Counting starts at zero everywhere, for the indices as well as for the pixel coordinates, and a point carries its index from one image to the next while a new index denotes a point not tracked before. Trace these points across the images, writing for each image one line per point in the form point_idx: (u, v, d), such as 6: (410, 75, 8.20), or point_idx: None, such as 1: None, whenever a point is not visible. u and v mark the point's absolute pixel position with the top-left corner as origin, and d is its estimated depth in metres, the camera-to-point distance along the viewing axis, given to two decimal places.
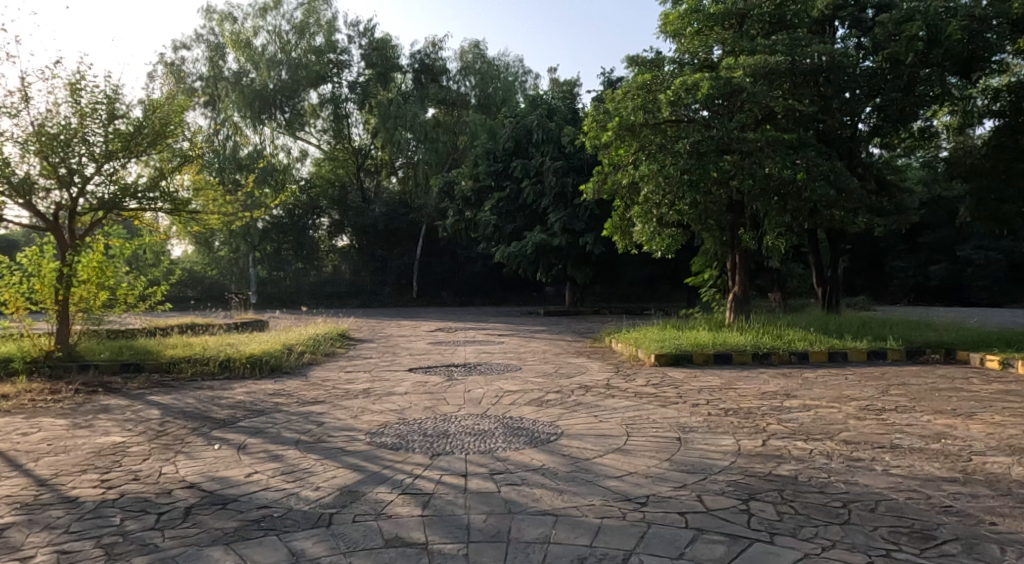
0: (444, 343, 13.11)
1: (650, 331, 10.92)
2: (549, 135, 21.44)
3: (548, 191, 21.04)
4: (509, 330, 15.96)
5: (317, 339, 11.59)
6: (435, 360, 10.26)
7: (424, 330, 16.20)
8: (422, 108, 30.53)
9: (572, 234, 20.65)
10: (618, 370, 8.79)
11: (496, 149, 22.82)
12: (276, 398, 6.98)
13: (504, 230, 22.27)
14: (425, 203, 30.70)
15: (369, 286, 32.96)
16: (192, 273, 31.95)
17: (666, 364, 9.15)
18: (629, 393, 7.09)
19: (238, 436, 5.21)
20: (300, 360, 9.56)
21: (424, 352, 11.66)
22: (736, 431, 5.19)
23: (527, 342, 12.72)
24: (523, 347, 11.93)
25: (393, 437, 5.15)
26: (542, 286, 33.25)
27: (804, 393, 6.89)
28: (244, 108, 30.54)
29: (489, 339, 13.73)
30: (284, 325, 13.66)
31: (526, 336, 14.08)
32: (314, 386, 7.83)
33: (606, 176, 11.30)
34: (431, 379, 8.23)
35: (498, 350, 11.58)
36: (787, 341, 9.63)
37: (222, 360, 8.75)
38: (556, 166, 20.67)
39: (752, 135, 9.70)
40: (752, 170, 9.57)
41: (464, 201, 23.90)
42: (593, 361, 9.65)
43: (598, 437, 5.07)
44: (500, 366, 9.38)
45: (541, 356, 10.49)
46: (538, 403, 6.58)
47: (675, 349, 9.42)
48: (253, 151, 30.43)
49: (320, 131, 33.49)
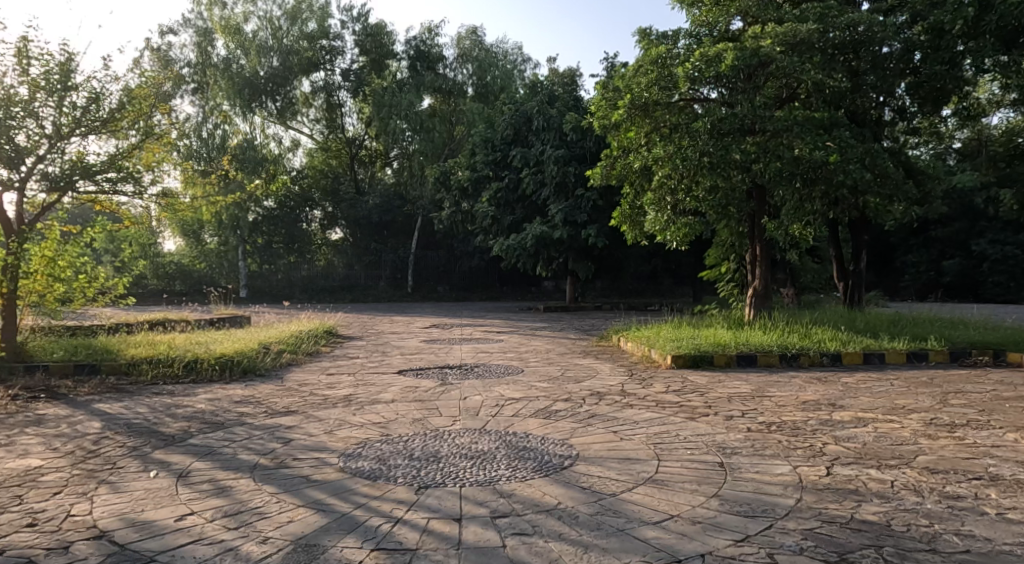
0: (439, 341, 12.18)
1: (662, 329, 10.03)
2: (551, 122, 20.45)
3: (549, 181, 20.09)
4: (508, 327, 15.03)
5: (300, 338, 10.63)
6: (428, 361, 9.32)
7: (417, 327, 15.28)
8: (418, 96, 29.57)
9: (573, 226, 19.73)
10: (631, 373, 7.88)
11: (494, 137, 21.89)
12: (242, 407, 6.04)
13: (503, 222, 21.32)
14: (420, 194, 29.81)
15: (362, 280, 32.09)
16: (180, 266, 31.06)
17: (684, 367, 8.26)
18: (649, 402, 6.17)
19: (182, 459, 4.27)
20: (279, 362, 8.62)
21: (417, 351, 10.73)
22: (790, 455, 4.27)
23: (527, 341, 11.79)
24: (524, 346, 10.98)
25: (373, 462, 4.23)
26: (541, 280, 32.35)
27: (851, 403, 5.99)
28: (234, 96, 29.54)
29: (486, 337, 12.80)
30: (266, 322, 12.71)
31: (527, 334, 13.15)
32: (288, 392, 6.89)
33: (616, 160, 10.42)
34: (422, 384, 7.30)
35: (497, 349, 10.65)
36: (816, 342, 8.74)
37: (187, 361, 7.80)
38: (557, 155, 19.71)
39: (779, 114, 8.78)
40: (779, 152, 8.65)
41: (460, 192, 22.99)
42: (602, 363, 8.73)
43: (622, 462, 4.17)
44: (499, 368, 8.45)
45: (544, 357, 9.55)
46: (546, 414, 5.65)
47: (693, 349, 8.52)
48: (243, 141, 29.46)
49: (312, 120, 32.50)
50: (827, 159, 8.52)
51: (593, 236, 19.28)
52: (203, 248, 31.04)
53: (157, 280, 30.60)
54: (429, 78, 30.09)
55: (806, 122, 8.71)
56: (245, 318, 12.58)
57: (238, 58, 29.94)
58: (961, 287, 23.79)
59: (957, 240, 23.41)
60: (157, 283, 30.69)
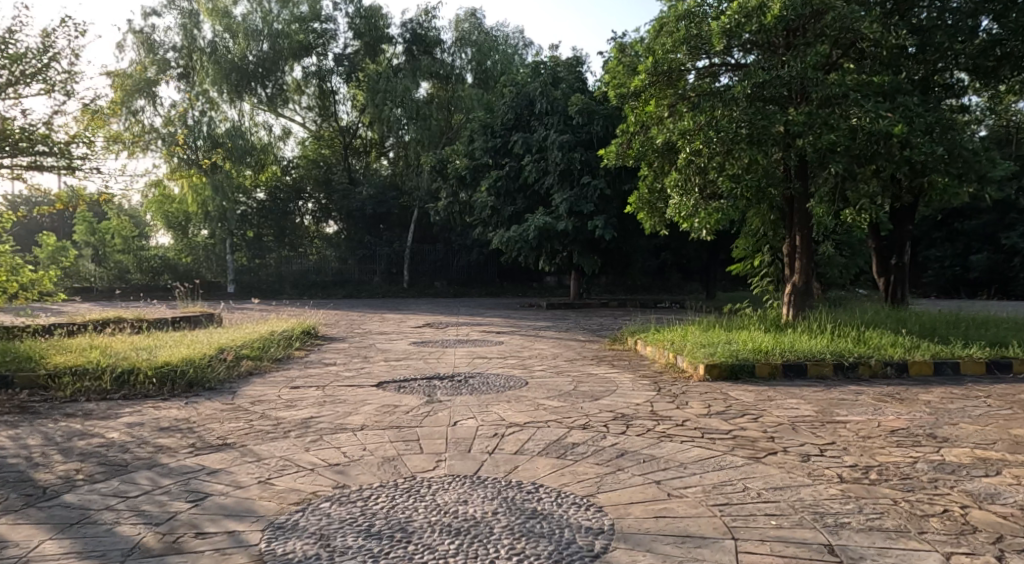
0: (430, 343, 10.81)
1: (688, 331, 8.70)
2: (555, 106, 19.04)
3: (552, 169, 18.71)
4: (508, 326, 13.66)
5: (269, 340, 9.25)
6: (417, 369, 7.95)
7: (409, 326, 13.91)
8: (414, 82, 28.20)
9: (579, 217, 18.39)
10: (659, 388, 6.51)
11: (494, 123, 20.49)
12: (164, 438, 4.65)
13: (503, 213, 19.94)
14: (416, 185, 28.43)
15: (356, 276, 30.65)
16: (166, 260, 29.67)
17: (720, 379, 6.93)
18: (692, 430, 4.78)
19: (29, 536, 2.90)
20: (236, 373, 7.24)
21: (405, 355, 9.37)
22: (926, 533, 2.89)
23: (531, 343, 10.41)
24: (527, 351, 9.60)
25: (310, 543, 2.83)
26: (543, 275, 30.98)
27: (957, 434, 4.59)
28: (221, 81, 28.08)
29: (485, 338, 11.41)
30: (235, 322, 11.30)
31: (529, 335, 11.77)
32: (236, 413, 5.51)
33: (634, 137, 9.08)
34: (403, 403, 5.91)
35: (496, 354, 9.27)
36: (875, 348, 7.38)
37: (119, 372, 6.42)
38: (561, 140, 18.28)
39: (833, 76, 7.41)
40: (833, 121, 7.27)
41: (457, 181, 21.62)
42: (622, 374, 7.34)
43: (681, 545, 2.79)
44: (499, 379, 7.07)
45: (551, 365, 8.18)
46: (560, 451, 4.26)
47: (730, 357, 7.17)
48: (231, 128, 28.06)
49: (304, 108, 31.16)
50: (892, 128, 7.10)
51: (600, 228, 17.93)
52: (190, 240, 29.88)
53: (141, 275, 29.21)
54: (425, 62, 28.54)
55: (862, 87, 7.35)
56: (214, 317, 11.22)
57: (225, 40, 28.47)
58: (990, 282, 22.33)
59: (985, 233, 21.86)
60: (141, 278, 29.34)
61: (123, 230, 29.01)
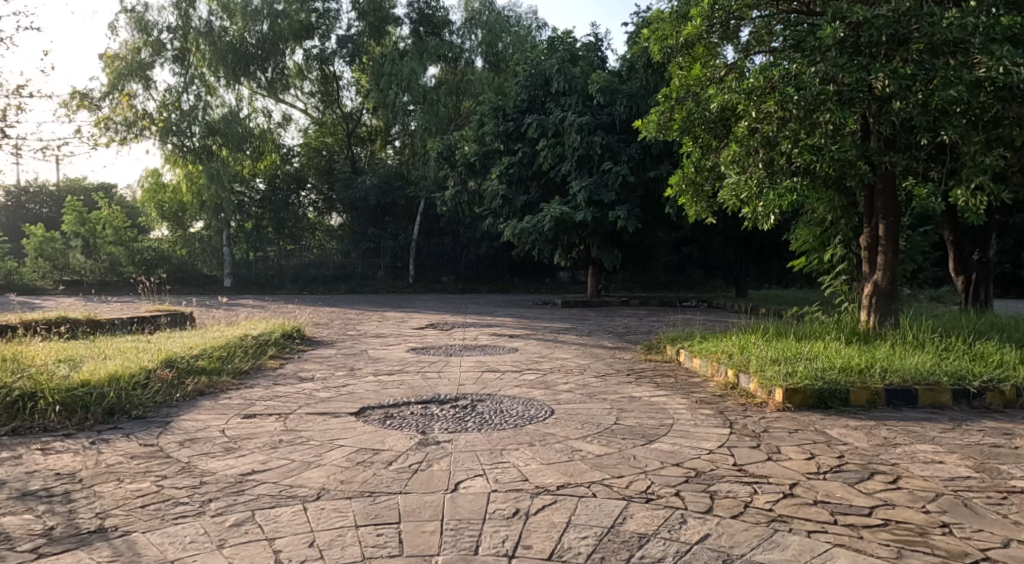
0: (432, 350, 9.20)
1: (748, 341, 7.08)
2: (573, 85, 17.38)
3: (570, 153, 17.09)
4: (522, 329, 12.01)
5: (236, 348, 7.67)
6: (412, 388, 6.35)
7: (410, 327, 12.32)
8: (422, 66, 26.63)
9: (599, 206, 16.75)
10: (731, 425, 4.87)
11: (505, 104, 18.80)
12: (15, 515, 3.06)
13: (515, 202, 18.29)
14: (423, 173, 26.84)
15: (360, 269, 29.10)
16: (159, 252, 28.23)
17: (805, 409, 5.31)
18: (814, 509, 3.15)
19: None
20: (180, 395, 5.65)
21: (399, 365, 7.78)
22: None
23: (550, 352, 8.78)
24: (547, 361, 7.98)
25: None
26: (555, 271, 29.33)
27: None
28: (218, 64, 26.56)
29: (495, 344, 9.78)
30: (205, 324, 9.71)
31: (546, 341, 10.13)
32: (147, 462, 3.90)
33: (677, 105, 7.64)
34: (385, 446, 4.30)
35: (510, 366, 7.64)
36: (1000, 366, 5.72)
37: (15, 398, 4.85)
38: (580, 121, 16.63)
39: (953, 15, 5.78)
40: (952, 71, 5.63)
41: (466, 169, 19.98)
42: (674, 401, 5.71)
43: None
44: (515, 406, 5.44)
45: (579, 384, 6.56)
46: (624, 556, 2.64)
47: (815, 378, 5.55)
48: (228, 113, 26.55)
49: (307, 94, 29.54)
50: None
51: (622, 219, 16.29)
52: (185, 233, 28.79)
53: (132, 268, 27.52)
54: (433, 44, 26.82)
55: (989, 30, 5.66)
56: (181, 318, 9.65)
57: (221, 20, 26.85)
58: None
59: None
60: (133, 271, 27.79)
61: (114, 221, 27.36)
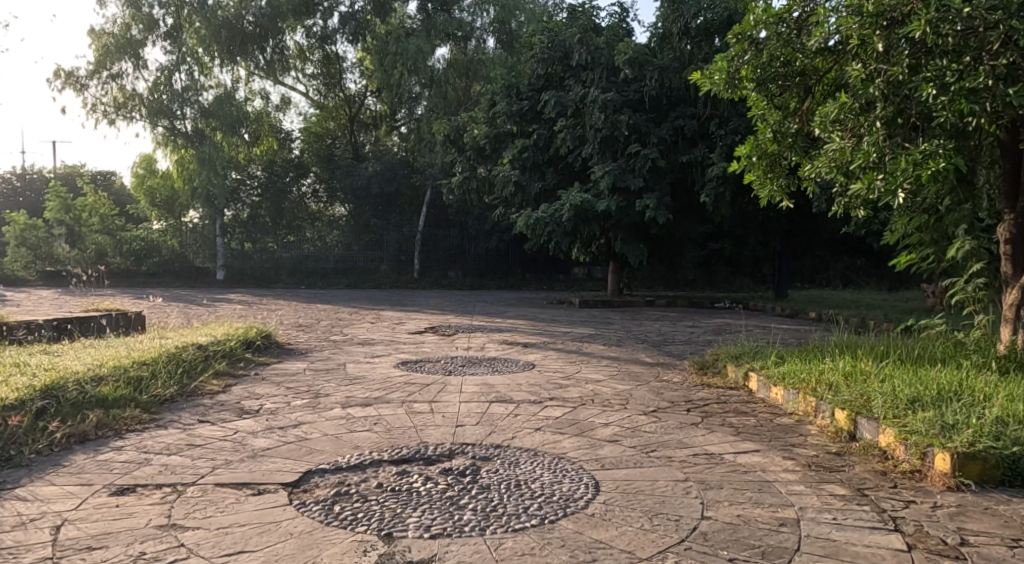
0: (426, 365, 7.36)
1: (855, 365, 5.18)
2: (597, 57, 15.44)
3: (591, 134, 15.19)
4: (539, 336, 10.12)
5: (164, 364, 5.85)
6: (387, 432, 4.47)
7: (405, 333, 10.44)
8: (429, 45, 24.66)
9: (624, 193, 14.84)
10: (894, 523, 2.96)
11: (519, 80, 16.90)
12: None
13: (530, 189, 16.38)
14: (430, 161, 24.92)
15: (362, 263, 27.31)
16: (149, 242, 26.58)
17: (990, 488, 3.39)
18: None
19: None
20: (38, 448, 3.83)
21: (380, 389, 5.92)
22: None
23: (576, 371, 6.91)
24: (576, 386, 6.09)
25: None
26: (570, 266, 27.30)
27: None
28: (211, 41, 24.73)
29: (506, 358, 7.90)
30: (144, 329, 7.88)
31: (569, 353, 8.25)
32: None
33: (753, 50, 5.91)
34: None
35: (528, 393, 5.78)
36: None
37: None
38: (605, 97, 14.73)
39: None
40: None
41: (475, 153, 18.07)
42: (775, 466, 3.81)
43: None
44: (541, 476, 3.57)
45: (625, 427, 4.66)
46: None
47: (996, 431, 3.63)
48: (222, 94, 24.83)
49: (308, 76, 27.58)
50: None
51: (650, 208, 14.39)
52: (177, 222, 27.16)
53: (121, 259, 26.12)
54: (441, 20, 24.81)
55: None
56: (104, 321, 7.61)
57: None
58: None
59: None
60: (121, 261, 26.19)
61: (101, 208, 25.62)
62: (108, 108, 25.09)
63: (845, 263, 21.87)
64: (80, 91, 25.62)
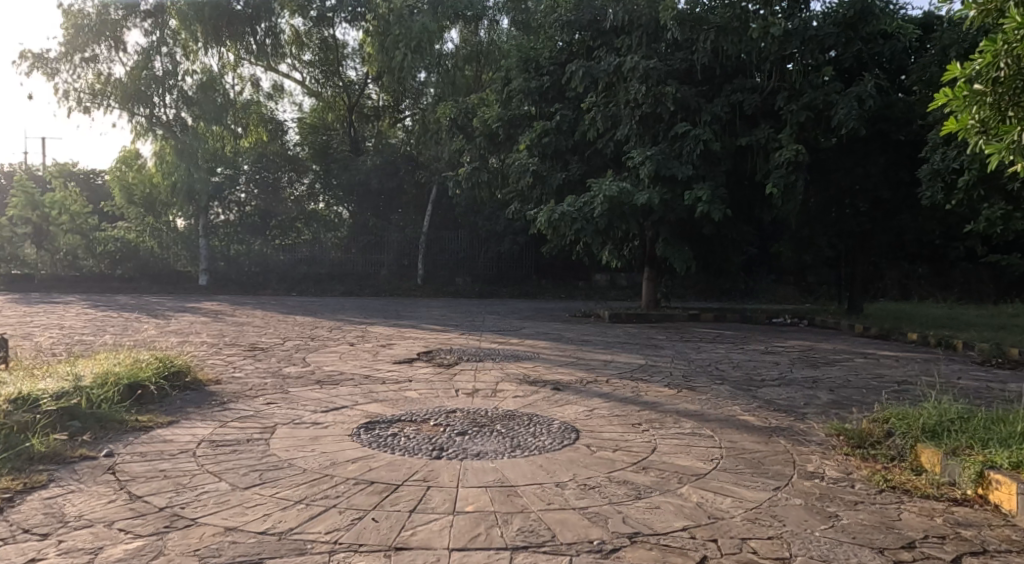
0: (406, 431, 4.58)
1: None
2: (636, 17, 12.60)
3: (627, 112, 12.41)
4: (571, 369, 7.34)
5: None
6: None
7: (387, 362, 7.67)
8: (436, 26, 21.89)
9: (669, 182, 12.04)
10: None
11: (540, 49, 14.12)
12: None
13: (551, 179, 13.60)
14: (437, 155, 22.11)
15: (360, 268, 24.47)
16: (124, 244, 23.66)
17: None
18: None
19: None
20: None
21: (304, 505, 3.14)
22: None
23: (653, 454, 4.09)
24: (668, 500, 3.28)
25: None
26: (591, 273, 24.52)
27: None
28: (195, 22, 22.11)
29: (532, 414, 5.12)
30: None
31: (624, 407, 5.41)
32: None
33: None
34: None
35: (583, 519, 3.02)
36: None
37: None
38: (646, 64, 11.98)
39: None
40: None
41: (487, 140, 15.24)
42: None
43: None
44: None
45: None
46: None
47: None
48: (206, 81, 22.27)
49: (305, 63, 24.69)
50: None
51: (702, 202, 11.58)
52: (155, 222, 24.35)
53: (94, 261, 23.71)
54: None
55: None
56: None
57: None
58: None
59: None
60: (95, 263, 23.81)
61: (72, 204, 23.18)
62: (81, 96, 22.39)
63: (903, 270, 18.99)
64: (51, 76, 23.02)
